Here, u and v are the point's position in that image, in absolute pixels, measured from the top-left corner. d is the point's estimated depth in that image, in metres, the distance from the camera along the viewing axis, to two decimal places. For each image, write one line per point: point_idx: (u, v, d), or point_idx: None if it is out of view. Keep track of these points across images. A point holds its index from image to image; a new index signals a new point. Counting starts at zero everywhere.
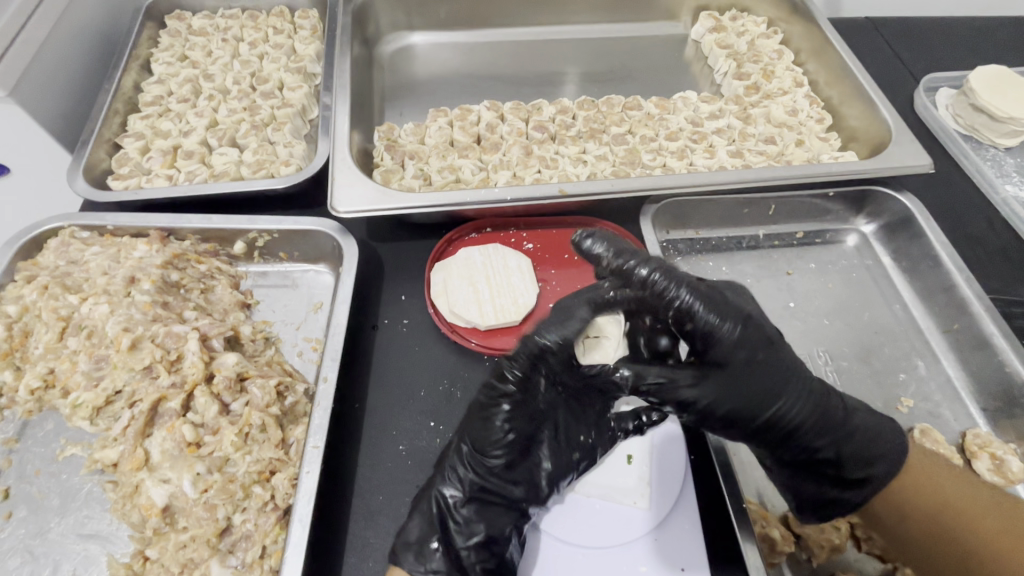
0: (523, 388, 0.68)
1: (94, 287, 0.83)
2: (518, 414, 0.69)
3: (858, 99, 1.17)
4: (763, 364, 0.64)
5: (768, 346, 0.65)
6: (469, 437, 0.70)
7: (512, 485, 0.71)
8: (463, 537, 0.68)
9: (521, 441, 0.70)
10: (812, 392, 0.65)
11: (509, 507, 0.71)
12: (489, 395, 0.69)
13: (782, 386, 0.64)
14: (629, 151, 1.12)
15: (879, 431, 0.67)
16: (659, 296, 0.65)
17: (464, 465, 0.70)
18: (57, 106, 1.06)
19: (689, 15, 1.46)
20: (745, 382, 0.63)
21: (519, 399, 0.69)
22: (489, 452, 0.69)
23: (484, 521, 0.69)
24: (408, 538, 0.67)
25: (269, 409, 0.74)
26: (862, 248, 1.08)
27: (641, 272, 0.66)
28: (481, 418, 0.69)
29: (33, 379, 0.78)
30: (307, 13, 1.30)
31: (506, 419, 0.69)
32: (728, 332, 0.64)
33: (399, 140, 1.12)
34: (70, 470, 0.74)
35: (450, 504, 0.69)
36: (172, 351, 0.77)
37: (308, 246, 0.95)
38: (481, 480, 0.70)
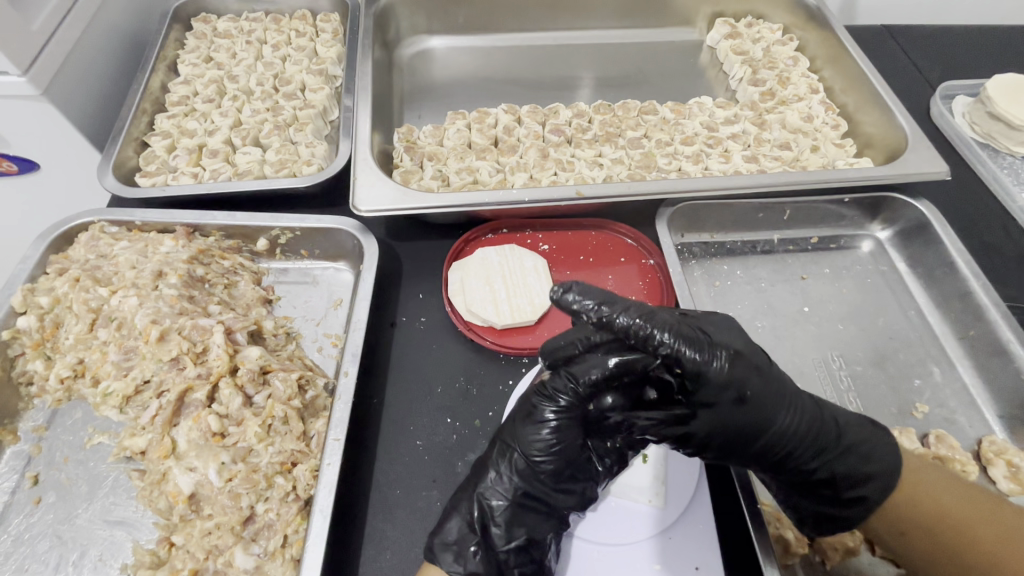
0: (571, 399, 0.69)
1: (123, 280, 0.85)
2: (567, 423, 0.70)
3: (874, 106, 1.17)
4: (755, 402, 0.64)
5: (770, 386, 0.65)
6: (517, 441, 0.71)
7: (559, 492, 0.72)
8: (505, 541, 0.69)
9: (568, 450, 0.71)
10: (807, 420, 0.65)
11: (548, 514, 0.71)
12: (540, 400, 0.71)
13: (763, 426, 0.64)
14: (645, 155, 1.14)
15: (876, 445, 0.67)
16: (646, 343, 0.63)
17: (507, 469, 0.71)
18: (88, 104, 1.10)
19: (705, 21, 1.47)
20: (740, 420, 0.64)
21: (569, 414, 0.70)
22: (536, 458, 0.70)
23: (526, 526, 0.70)
24: (446, 539, 0.69)
25: (291, 401, 0.76)
26: (877, 254, 1.08)
27: (625, 321, 0.64)
28: (529, 423, 0.71)
29: (63, 368, 0.80)
30: (329, 17, 1.33)
31: (557, 424, 0.70)
32: (720, 376, 0.62)
33: (418, 141, 1.14)
34: (97, 457, 0.76)
35: (492, 507, 0.70)
36: (198, 343, 0.79)
37: (328, 243, 0.97)
38: (529, 484, 0.71)
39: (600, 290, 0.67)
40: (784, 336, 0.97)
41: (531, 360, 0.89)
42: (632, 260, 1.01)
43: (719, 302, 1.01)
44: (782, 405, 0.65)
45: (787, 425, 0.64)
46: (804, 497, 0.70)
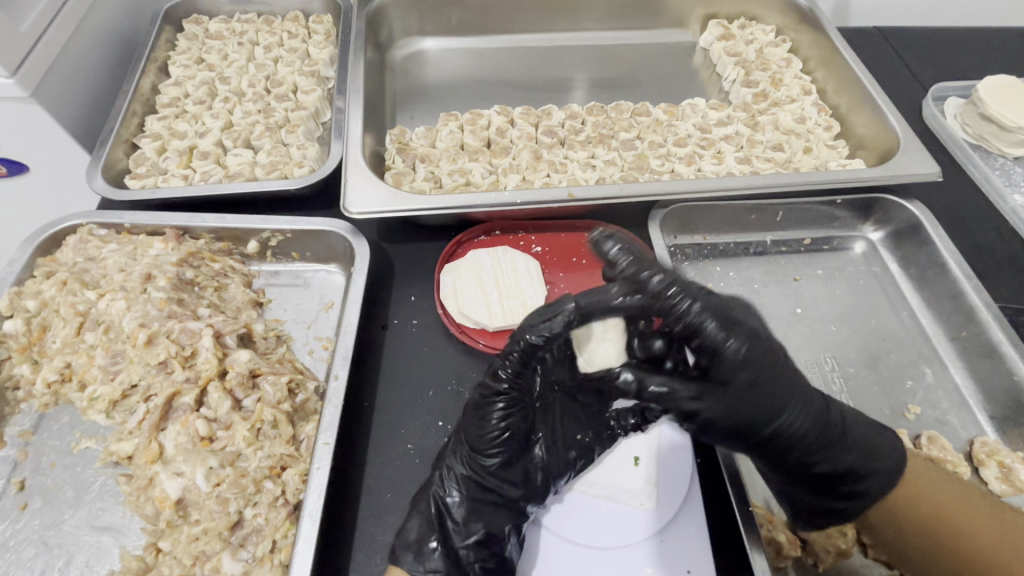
0: (517, 389, 0.70)
1: (111, 283, 0.84)
2: (515, 412, 0.71)
3: (866, 107, 1.18)
4: (765, 384, 0.65)
5: (777, 370, 0.66)
6: (468, 436, 0.71)
7: (507, 484, 0.73)
8: (461, 535, 0.70)
9: (518, 438, 0.72)
10: (816, 407, 0.66)
11: (507, 507, 0.72)
12: (487, 394, 0.70)
13: (776, 407, 0.65)
14: (638, 156, 1.14)
15: (880, 446, 0.67)
16: (669, 314, 0.66)
17: (459, 463, 0.72)
18: (77, 106, 1.09)
19: (698, 22, 1.47)
20: (752, 396, 0.65)
21: (514, 396, 0.70)
22: (485, 449, 0.71)
23: (484, 520, 0.71)
24: (407, 539, 0.69)
25: (281, 405, 0.76)
26: (870, 255, 1.08)
27: (660, 283, 0.66)
28: (477, 414, 0.71)
29: (50, 372, 0.79)
30: (322, 19, 1.33)
31: (505, 417, 0.71)
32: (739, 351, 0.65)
33: (410, 143, 1.14)
34: (84, 463, 0.76)
35: (449, 503, 0.71)
36: (187, 347, 0.78)
37: (319, 246, 0.96)
38: (481, 479, 0.72)
39: (638, 253, 0.70)
40: (777, 337, 0.96)
41: None
42: None
43: None
44: (791, 389, 0.66)
45: (795, 410, 0.66)
46: (801, 490, 0.70)
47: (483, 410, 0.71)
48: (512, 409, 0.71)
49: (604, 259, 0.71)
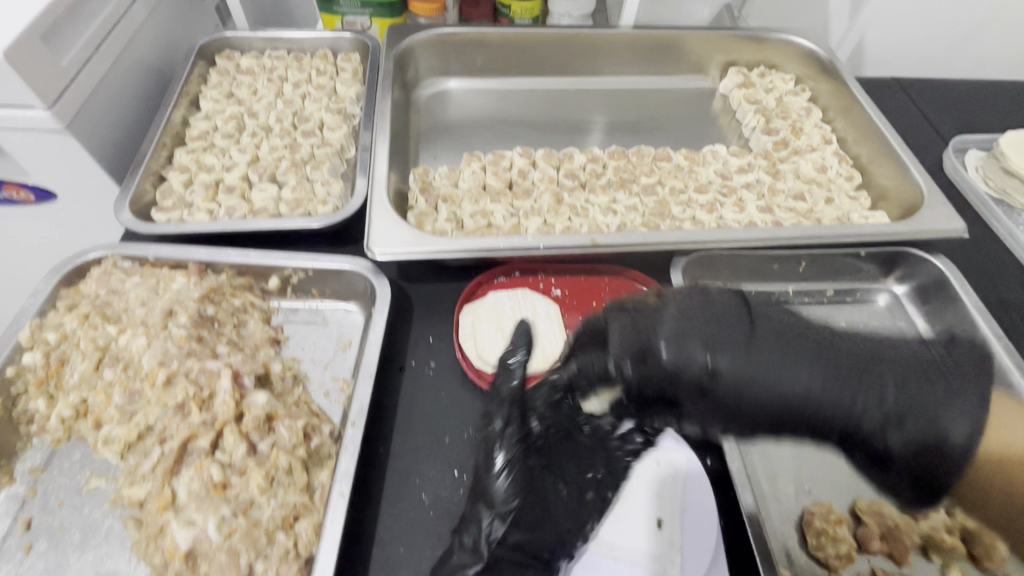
0: (513, 451, 0.75)
1: (132, 318, 0.84)
2: (517, 470, 0.74)
3: (888, 160, 1.19)
4: (745, 360, 0.60)
5: (750, 350, 0.61)
6: (479, 496, 0.73)
7: (531, 537, 0.71)
8: None
9: (525, 496, 0.73)
10: (829, 374, 0.60)
11: (529, 561, 0.70)
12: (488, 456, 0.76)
13: (773, 392, 0.60)
14: (659, 202, 1.13)
15: (929, 403, 0.59)
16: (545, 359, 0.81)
17: (471, 526, 0.71)
18: (110, 137, 1.11)
19: (717, 69, 1.49)
20: (732, 387, 0.61)
21: (514, 458, 0.75)
22: (500, 507, 0.71)
23: None
24: None
25: (296, 451, 0.74)
26: (894, 309, 1.08)
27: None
28: (485, 476, 0.74)
29: (65, 408, 0.79)
30: (350, 57, 1.36)
31: (510, 452, 0.75)
32: (699, 346, 0.62)
33: (433, 182, 1.14)
34: (93, 503, 0.74)
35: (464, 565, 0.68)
36: (205, 388, 0.77)
37: (340, 284, 0.96)
38: (509, 533, 0.70)
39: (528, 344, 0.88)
40: None
41: None
42: None
43: None
44: (783, 365, 0.60)
45: (800, 391, 0.59)
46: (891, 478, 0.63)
47: (489, 458, 0.76)
48: (512, 446, 0.75)
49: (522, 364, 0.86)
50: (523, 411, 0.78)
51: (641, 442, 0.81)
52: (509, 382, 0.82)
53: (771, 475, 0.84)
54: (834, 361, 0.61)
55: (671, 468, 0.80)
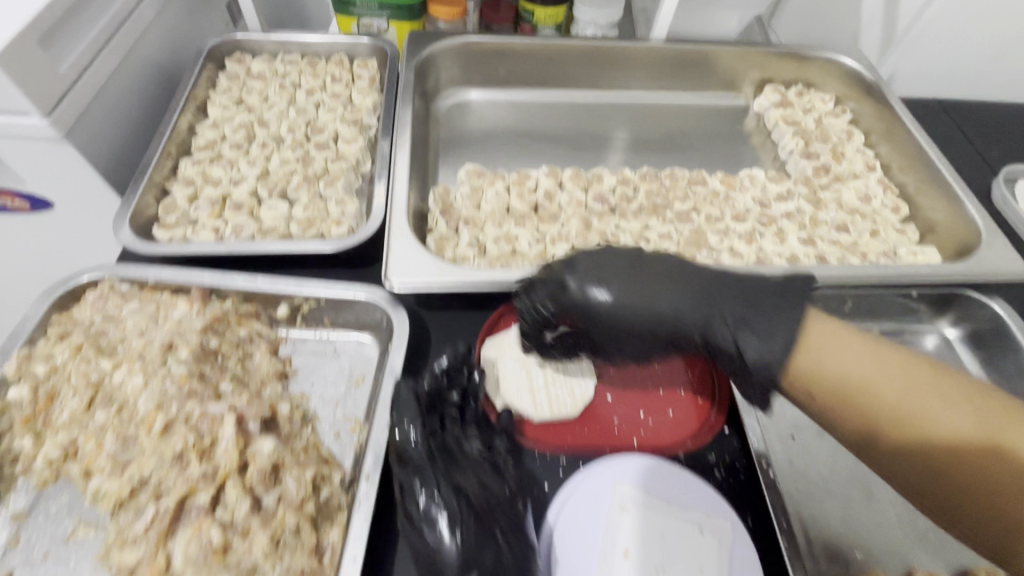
0: (451, 504, 0.67)
1: (129, 350, 0.77)
2: (468, 523, 0.66)
3: (937, 191, 1.11)
4: (623, 291, 0.71)
5: (617, 261, 0.73)
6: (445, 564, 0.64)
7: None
8: None
9: (485, 541, 0.65)
10: (684, 299, 0.70)
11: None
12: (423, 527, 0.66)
13: (656, 318, 0.70)
14: (695, 231, 1.06)
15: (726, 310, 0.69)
16: (430, 392, 0.80)
17: None
18: (112, 145, 1.04)
19: (752, 86, 1.42)
20: (625, 292, 0.70)
21: (456, 511, 0.66)
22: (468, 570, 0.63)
23: None
24: None
25: (304, 507, 0.68)
26: (945, 353, 1.00)
27: (443, 364, 0.84)
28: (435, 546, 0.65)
29: (54, 448, 0.72)
30: (366, 63, 1.29)
31: (448, 507, 0.66)
32: (589, 285, 0.71)
33: (454, 203, 1.07)
34: (79, 556, 0.68)
35: None
36: (206, 435, 0.70)
37: (355, 314, 0.89)
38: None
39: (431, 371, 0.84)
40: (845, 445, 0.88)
41: (569, 461, 0.81)
42: None
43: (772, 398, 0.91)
44: (651, 288, 0.70)
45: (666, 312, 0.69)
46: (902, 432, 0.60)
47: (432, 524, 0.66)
48: (450, 502, 0.67)
49: (431, 391, 0.81)
50: (433, 472, 0.69)
51: (506, 444, 0.79)
52: (405, 442, 0.72)
53: (809, 534, 0.78)
54: (698, 283, 0.71)
55: (716, 536, 0.70)
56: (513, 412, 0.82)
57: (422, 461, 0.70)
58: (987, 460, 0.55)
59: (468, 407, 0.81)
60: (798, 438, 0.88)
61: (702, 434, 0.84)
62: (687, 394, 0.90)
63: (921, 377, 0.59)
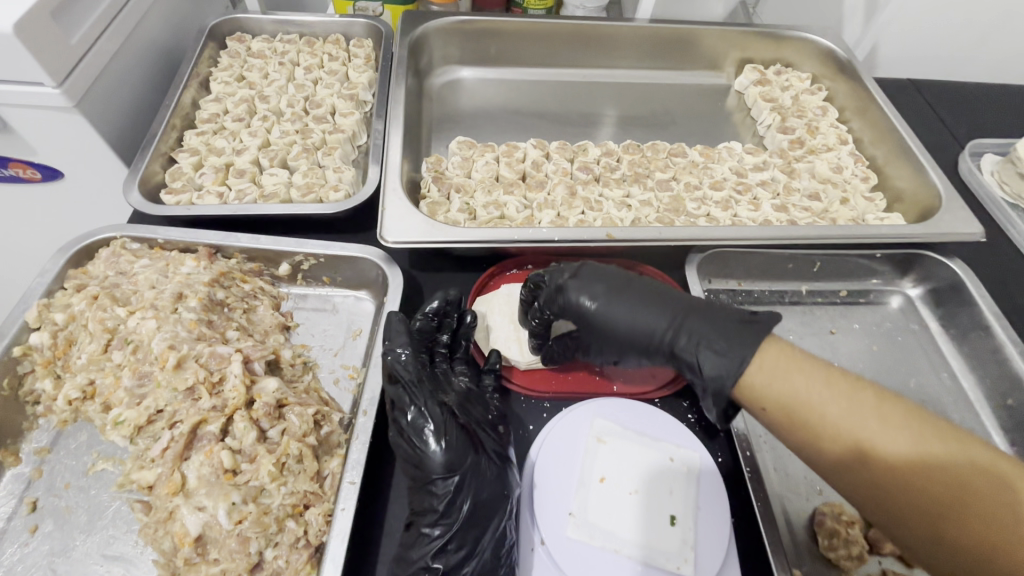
0: (437, 416, 0.72)
1: (141, 300, 0.83)
2: (454, 435, 0.71)
3: (904, 161, 1.18)
4: (609, 302, 0.78)
5: (610, 279, 0.80)
6: (430, 469, 0.70)
7: (493, 486, 0.71)
8: (465, 557, 0.67)
9: (469, 449, 0.71)
10: (658, 318, 0.76)
11: (496, 512, 0.70)
12: (412, 434, 0.72)
13: (631, 332, 0.77)
14: (674, 198, 1.12)
15: (703, 337, 0.72)
16: (426, 328, 0.84)
17: (441, 497, 0.69)
18: (119, 117, 1.09)
19: (732, 66, 1.48)
20: (610, 309, 0.78)
21: (442, 423, 0.72)
22: (451, 474, 0.70)
23: (479, 531, 0.69)
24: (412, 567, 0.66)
25: (306, 438, 0.73)
26: (907, 311, 1.06)
27: (434, 306, 0.85)
28: (422, 451, 0.70)
29: (73, 389, 0.78)
30: (362, 43, 1.34)
31: (436, 419, 0.72)
32: (580, 292, 0.79)
33: (446, 172, 1.13)
34: (99, 486, 0.74)
35: (436, 535, 0.67)
36: (215, 372, 0.76)
37: (352, 272, 0.95)
38: (468, 495, 0.69)
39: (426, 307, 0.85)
40: None
41: (552, 405, 0.86)
42: None
43: None
44: (632, 310, 0.77)
45: (649, 327, 0.76)
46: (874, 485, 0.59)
47: (420, 431, 0.71)
48: (438, 414, 0.72)
49: (425, 326, 0.84)
50: (422, 389, 0.74)
51: (492, 382, 0.85)
52: (396, 362, 0.77)
53: (775, 470, 0.84)
54: (677, 306, 0.76)
55: (685, 465, 0.77)
56: (502, 356, 0.87)
57: (412, 379, 0.75)
58: (994, 501, 0.54)
59: (457, 347, 0.87)
60: None
61: (678, 378, 0.88)
62: None
63: (896, 419, 0.59)
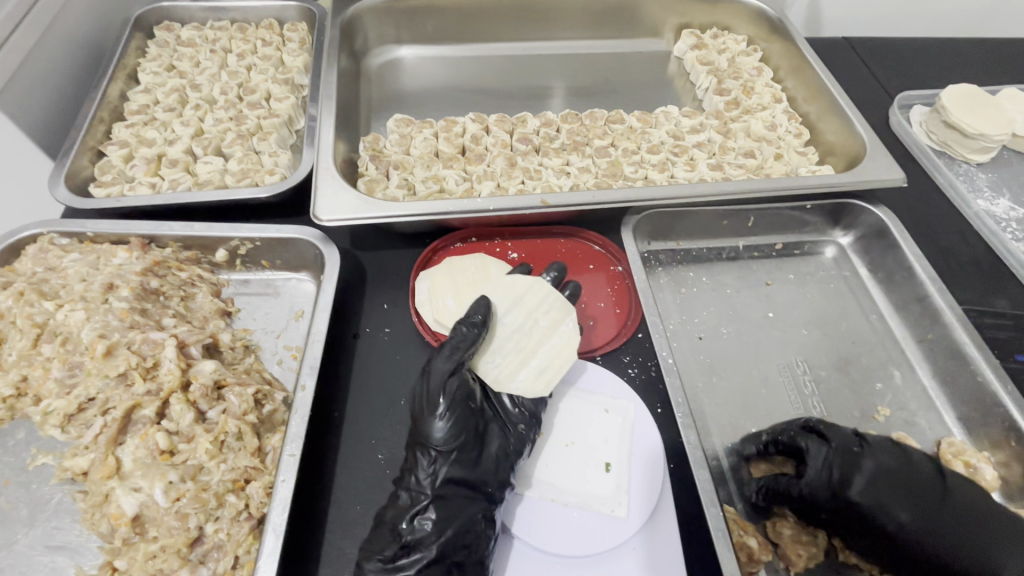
0: (450, 394, 0.73)
1: (71, 294, 0.82)
2: (458, 416, 0.72)
3: (834, 115, 1.21)
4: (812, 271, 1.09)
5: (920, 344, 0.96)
6: (425, 442, 0.71)
7: (479, 469, 0.71)
8: (432, 531, 0.67)
9: (468, 431, 0.72)
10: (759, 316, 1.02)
11: (473, 495, 0.70)
12: (423, 403, 0.73)
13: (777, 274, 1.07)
14: (612, 163, 1.14)
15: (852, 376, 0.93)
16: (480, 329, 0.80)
17: (429, 467, 0.70)
18: (42, 112, 1.06)
19: (672, 32, 1.49)
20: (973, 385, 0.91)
21: (455, 402, 0.73)
22: (442, 449, 0.71)
23: (452, 512, 0.68)
24: (376, 534, 0.68)
25: (246, 416, 0.74)
26: (840, 260, 1.10)
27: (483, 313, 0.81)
28: (426, 419, 0.72)
29: (5, 386, 0.76)
30: (296, 27, 1.32)
31: (449, 396, 0.73)
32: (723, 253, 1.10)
33: (385, 150, 1.13)
34: (40, 479, 0.74)
35: (416, 504, 0.68)
36: (149, 358, 0.76)
37: (290, 254, 0.95)
38: (451, 472, 0.70)
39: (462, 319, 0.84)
40: (748, 341, 0.97)
41: None
42: (600, 267, 1.00)
43: (684, 309, 1.01)
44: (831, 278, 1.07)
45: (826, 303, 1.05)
46: None
47: (430, 401, 0.73)
48: (454, 393, 0.73)
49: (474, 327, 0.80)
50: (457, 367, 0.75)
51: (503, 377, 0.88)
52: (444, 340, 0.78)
53: (712, 419, 0.87)
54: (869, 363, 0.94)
55: (620, 415, 0.81)
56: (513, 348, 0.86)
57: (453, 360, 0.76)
58: None
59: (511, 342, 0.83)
60: (705, 337, 0.97)
61: (616, 337, 0.90)
62: (606, 305, 0.95)
63: None
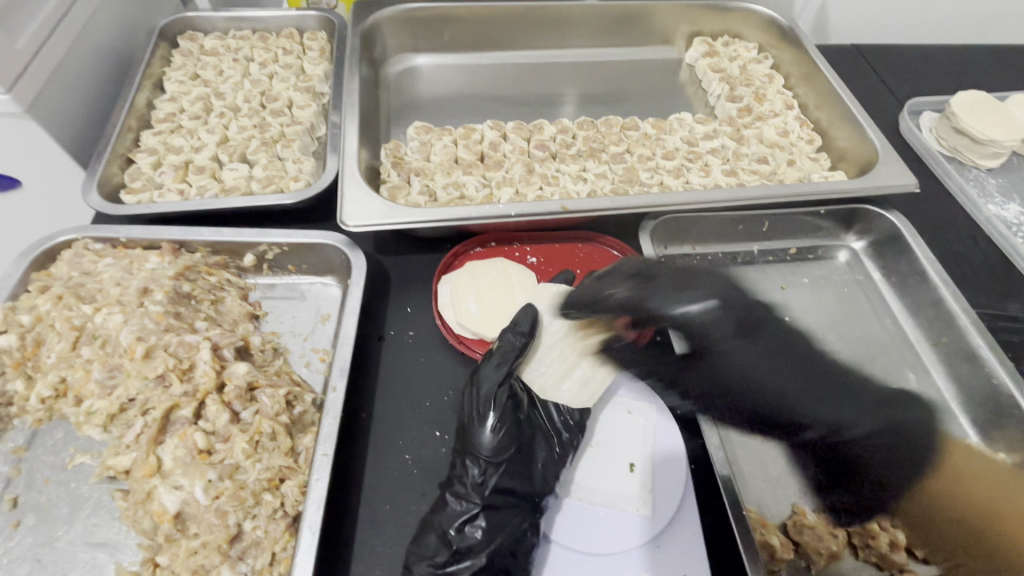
0: (500, 404, 0.76)
1: (107, 297, 0.84)
2: (506, 425, 0.75)
3: (846, 121, 1.23)
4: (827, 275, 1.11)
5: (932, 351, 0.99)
6: (474, 451, 0.74)
7: (528, 478, 0.73)
8: (482, 539, 0.68)
9: (517, 441, 0.75)
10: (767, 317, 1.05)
11: (522, 504, 0.71)
12: (474, 413, 0.76)
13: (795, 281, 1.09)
14: (627, 169, 1.16)
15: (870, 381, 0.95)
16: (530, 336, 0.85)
17: (478, 475, 0.72)
18: (72, 121, 1.09)
19: (683, 40, 1.51)
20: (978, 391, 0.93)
21: (505, 412, 0.76)
22: (491, 457, 0.73)
23: (501, 520, 0.70)
24: (425, 541, 0.69)
25: (279, 417, 0.76)
26: (853, 264, 1.12)
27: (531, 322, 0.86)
28: (476, 428, 0.75)
29: (45, 387, 0.79)
30: (316, 36, 1.35)
31: (500, 408, 0.76)
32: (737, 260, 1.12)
33: (405, 157, 1.15)
34: (79, 478, 0.76)
35: (464, 511, 0.70)
36: (184, 360, 0.79)
37: (316, 258, 0.97)
38: (502, 481, 0.72)
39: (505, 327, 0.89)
40: None
41: None
42: None
43: None
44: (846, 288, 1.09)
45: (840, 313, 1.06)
46: None
47: (479, 411, 0.76)
48: (501, 403, 0.76)
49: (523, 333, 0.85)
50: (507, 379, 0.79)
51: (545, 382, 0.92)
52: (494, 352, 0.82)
53: None
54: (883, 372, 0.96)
55: (642, 416, 0.84)
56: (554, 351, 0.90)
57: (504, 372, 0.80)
58: None
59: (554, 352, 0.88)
60: None
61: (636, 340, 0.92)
62: None
63: None
